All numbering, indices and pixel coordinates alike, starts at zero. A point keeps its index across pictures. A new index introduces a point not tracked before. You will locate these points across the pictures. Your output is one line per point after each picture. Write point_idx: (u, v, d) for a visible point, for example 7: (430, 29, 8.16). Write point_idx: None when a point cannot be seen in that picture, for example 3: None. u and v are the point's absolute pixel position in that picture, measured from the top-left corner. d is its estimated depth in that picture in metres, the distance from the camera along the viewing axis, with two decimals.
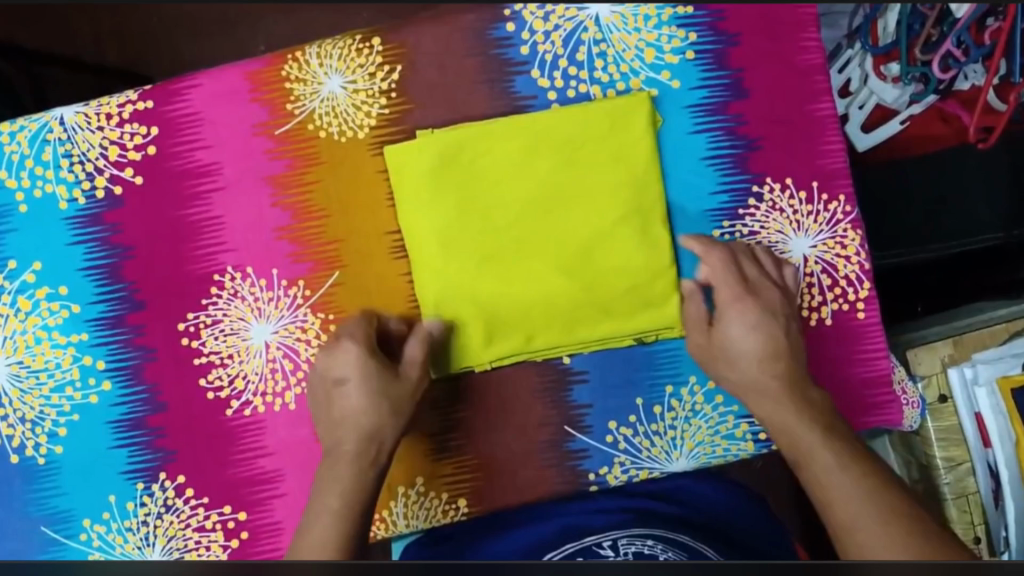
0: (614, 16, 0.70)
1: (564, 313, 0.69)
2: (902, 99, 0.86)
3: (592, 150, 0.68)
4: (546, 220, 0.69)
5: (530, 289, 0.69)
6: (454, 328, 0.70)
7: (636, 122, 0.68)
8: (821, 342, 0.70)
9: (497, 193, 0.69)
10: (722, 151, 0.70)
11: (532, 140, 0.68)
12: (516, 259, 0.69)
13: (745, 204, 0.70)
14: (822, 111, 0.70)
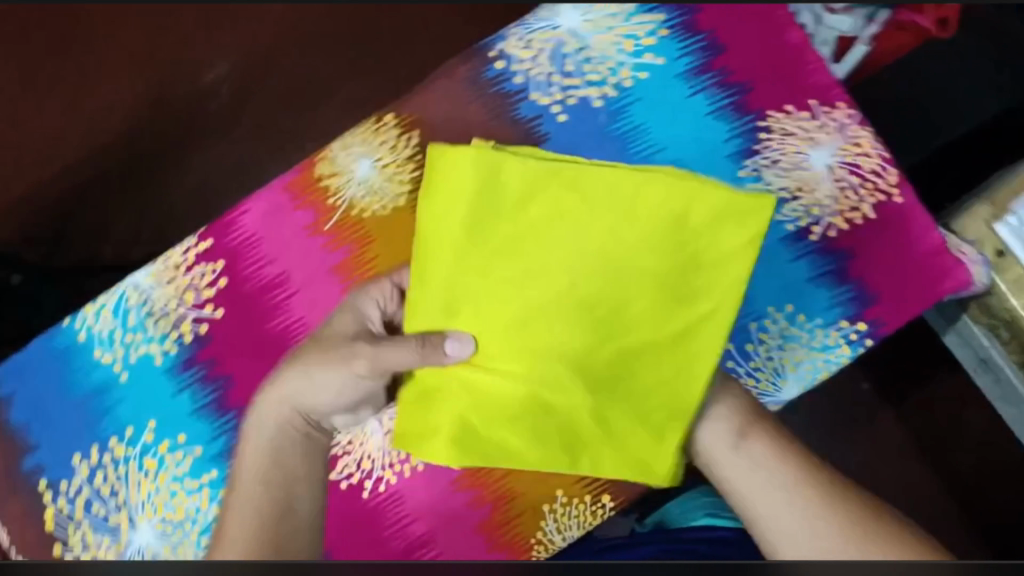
0: (585, 25, 0.77)
1: (508, 431, 0.60)
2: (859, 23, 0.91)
3: (649, 251, 0.58)
4: (579, 312, 0.58)
5: (519, 382, 0.59)
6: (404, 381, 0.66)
7: (664, 222, 0.58)
8: (875, 235, 0.74)
9: (528, 253, 0.59)
10: (720, 102, 0.76)
11: (581, 210, 0.59)
12: (519, 359, 0.59)
13: (758, 139, 0.76)
14: (795, 39, 0.76)
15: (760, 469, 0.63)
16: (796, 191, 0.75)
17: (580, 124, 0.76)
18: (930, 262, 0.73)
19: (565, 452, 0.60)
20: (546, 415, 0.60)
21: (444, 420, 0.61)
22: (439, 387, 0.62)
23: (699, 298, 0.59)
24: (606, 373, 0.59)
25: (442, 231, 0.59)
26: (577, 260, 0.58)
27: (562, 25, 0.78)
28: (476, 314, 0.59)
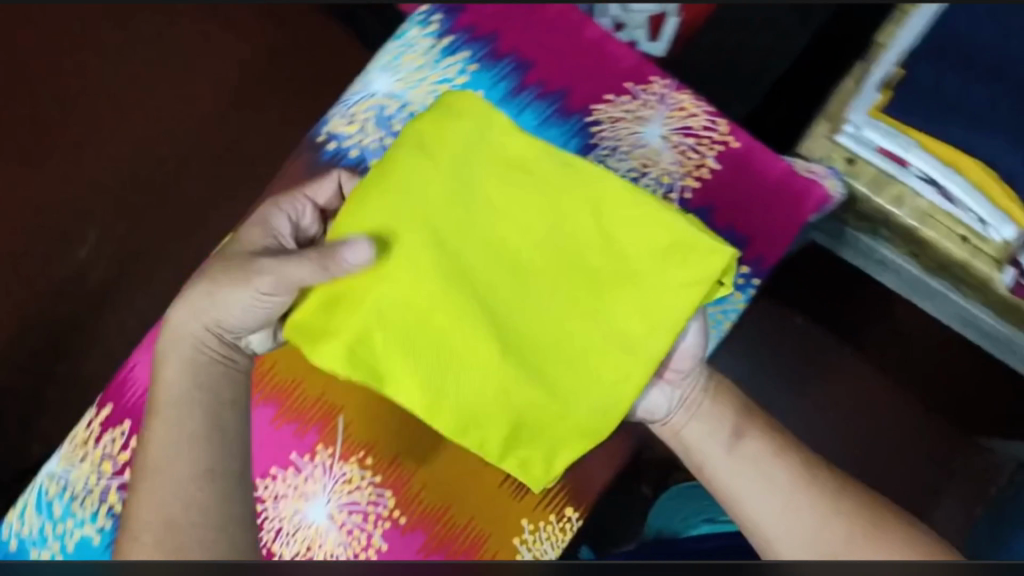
0: (399, 82, 0.79)
1: (391, 364, 0.54)
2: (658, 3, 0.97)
3: (618, 270, 0.57)
4: (531, 296, 0.56)
5: (420, 318, 0.55)
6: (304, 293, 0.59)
7: (666, 253, 0.57)
8: (725, 181, 0.77)
9: (494, 216, 0.57)
10: (547, 112, 0.79)
11: (559, 201, 0.57)
12: (456, 292, 0.55)
13: (592, 133, 0.78)
14: (593, 35, 0.81)
15: (753, 463, 0.70)
16: (643, 167, 0.76)
17: None
18: (784, 190, 0.77)
19: (382, 378, 0.55)
20: (421, 337, 0.55)
21: (343, 319, 0.55)
22: (336, 296, 0.56)
23: (637, 320, 0.57)
24: (528, 352, 0.56)
25: (450, 142, 0.58)
26: (536, 228, 0.57)
27: (379, 90, 0.80)
28: (416, 253, 0.55)
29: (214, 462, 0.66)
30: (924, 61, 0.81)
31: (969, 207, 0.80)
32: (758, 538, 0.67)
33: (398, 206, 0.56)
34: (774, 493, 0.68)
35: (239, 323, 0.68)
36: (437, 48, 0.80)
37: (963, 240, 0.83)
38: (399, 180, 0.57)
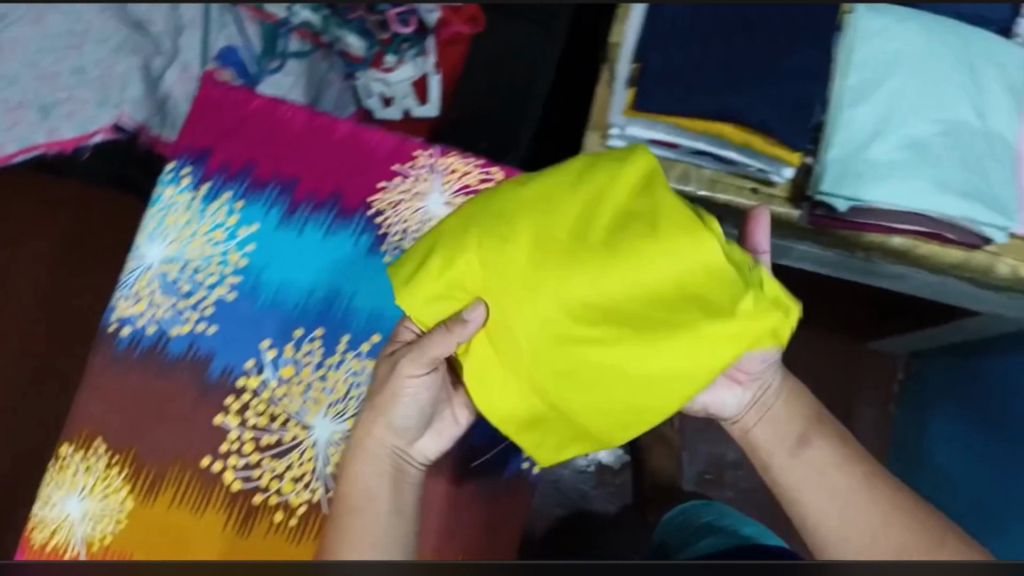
0: (172, 245, 0.76)
1: (484, 367, 0.59)
2: (415, 65, 1.11)
3: (671, 341, 0.54)
4: (581, 365, 0.55)
5: (504, 341, 0.57)
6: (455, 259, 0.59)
7: (721, 351, 0.54)
8: None
9: (593, 277, 0.54)
10: (328, 219, 0.77)
11: (661, 282, 0.54)
12: (597, 253, 0.55)
13: (378, 223, 0.78)
14: (344, 131, 0.80)
15: (806, 459, 0.68)
16: None
17: (230, 324, 0.75)
18: None
19: (482, 378, 0.59)
20: (506, 340, 0.57)
21: (463, 273, 0.59)
22: (439, 293, 0.60)
23: (689, 363, 0.54)
24: (561, 401, 0.57)
25: (629, 178, 0.59)
26: (624, 273, 0.54)
27: (153, 260, 0.76)
28: (523, 312, 0.55)
29: (378, 501, 0.65)
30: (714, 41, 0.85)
31: (748, 162, 0.85)
32: (817, 533, 0.66)
33: (553, 235, 0.57)
34: (835, 494, 0.66)
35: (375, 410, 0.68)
36: (197, 196, 0.77)
37: (754, 192, 0.87)
38: (564, 213, 0.58)
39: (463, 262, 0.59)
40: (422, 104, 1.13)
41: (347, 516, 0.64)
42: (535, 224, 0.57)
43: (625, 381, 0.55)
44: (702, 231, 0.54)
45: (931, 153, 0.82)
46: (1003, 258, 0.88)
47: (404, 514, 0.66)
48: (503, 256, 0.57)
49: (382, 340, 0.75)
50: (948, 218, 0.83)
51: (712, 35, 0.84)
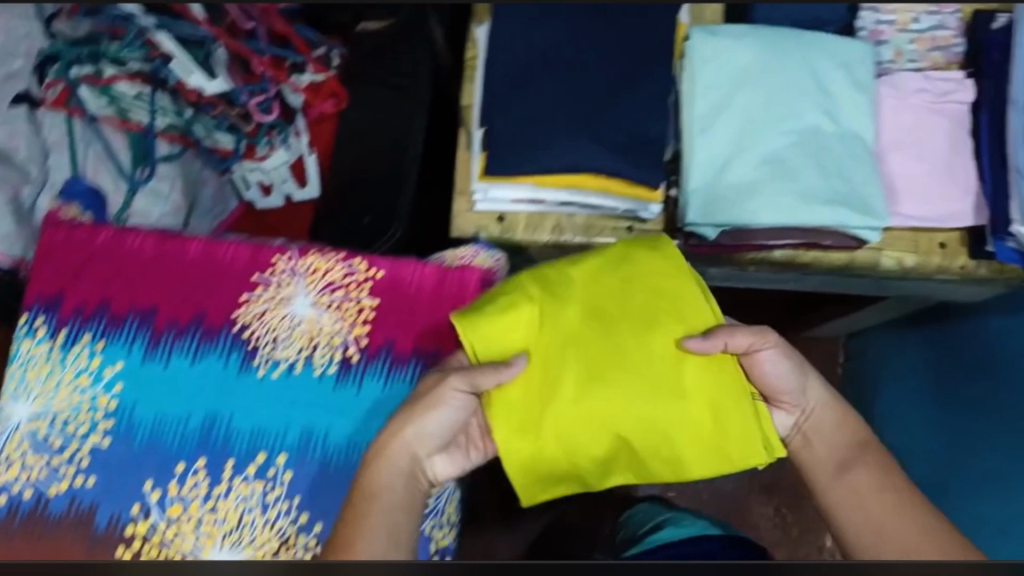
0: (36, 401, 0.74)
1: (518, 417, 0.70)
2: (288, 150, 1.12)
3: (687, 428, 0.69)
4: (623, 416, 0.69)
5: (541, 398, 0.70)
6: (515, 311, 0.72)
7: (730, 429, 0.69)
8: (388, 314, 0.79)
9: (632, 360, 0.69)
10: (194, 343, 0.76)
11: (679, 382, 0.69)
12: (649, 331, 0.70)
13: (246, 337, 0.77)
14: (196, 249, 0.79)
15: (851, 477, 0.70)
16: (309, 343, 0.77)
17: (107, 472, 0.72)
18: (442, 291, 0.80)
19: (524, 430, 0.69)
20: (552, 421, 0.69)
21: (518, 322, 0.71)
22: (501, 331, 0.71)
23: (691, 447, 0.69)
24: (601, 452, 0.70)
25: (654, 282, 0.73)
26: (660, 353, 0.69)
27: (17, 419, 0.74)
28: (568, 377, 0.69)
29: (393, 494, 0.64)
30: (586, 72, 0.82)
31: (615, 205, 0.84)
32: (855, 546, 0.67)
33: (605, 332, 0.71)
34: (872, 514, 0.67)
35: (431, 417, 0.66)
36: (54, 344, 0.75)
37: (629, 230, 0.87)
38: (608, 309, 0.72)
39: (522, 329, 0.72)
40: (301, 188, 1.15)
41: (361, 513, 0.62)
42: (593, 274, 0.74)
43: (646, 449, 0.70)
44: (701, 360, 0.69)
45: (790, 169, 0.83)
46: (884, 253, 0.89)
47: (414, 510, 0.65)
48: (555, 336, 0.71)
49: (268, 458, 0.73)
50: (820, 226, 0.83)
51: (546, 85, 0.82)
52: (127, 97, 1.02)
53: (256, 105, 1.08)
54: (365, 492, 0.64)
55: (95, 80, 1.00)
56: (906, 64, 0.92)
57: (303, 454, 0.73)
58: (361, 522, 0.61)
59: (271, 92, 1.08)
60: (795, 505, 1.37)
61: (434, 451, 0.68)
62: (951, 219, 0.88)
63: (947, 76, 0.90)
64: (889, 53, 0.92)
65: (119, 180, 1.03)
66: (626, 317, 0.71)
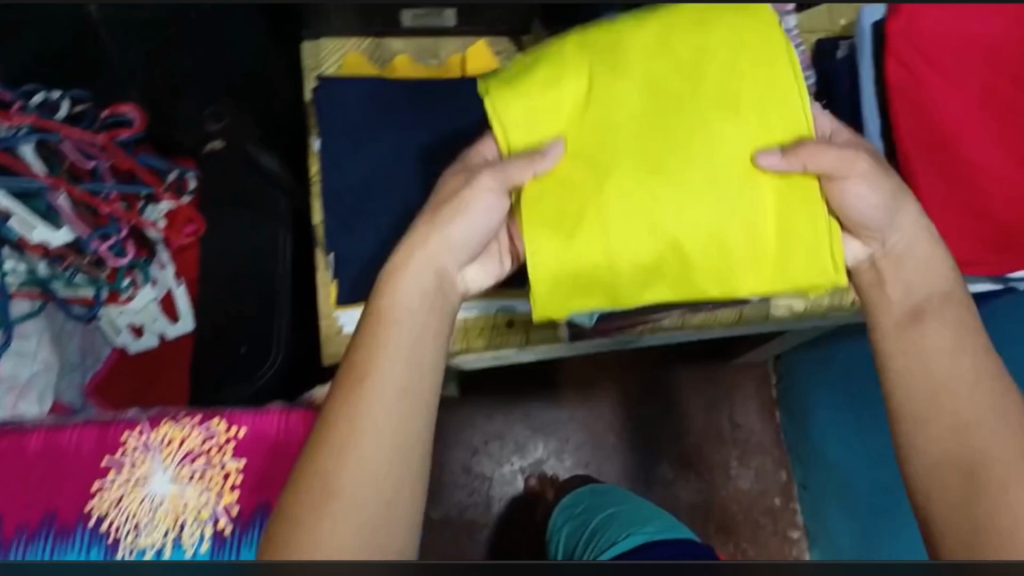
0: None
1: (556, 174, 0.64)
2: (154, 286, 1.07)
3: (728, 265, 0.62)
4: (662, 203, 0.62)
5: (587, 131, 0.64)
6: (554, 79, 0.65)
7: (788, 229, 0.62)
8: (257, 473, 0.74)
9: (687, 159, 0.62)
10: (47, 547, 0.70)
11: (745, 217, 0.62)
12: (701, 107, 0.63)
13: (104, 529, 0.71)
14: (37, 443, 0.74)
15: (929, 364, 0.62)
16: (175, 520, 0.72)
17: None
18: None
19: (559, 232, 0.62)
20: (594, 214, 0.62)
21: (565, 92, 0.65)
22: (524, 118, 0.65)
23: (750, 276, 0.63)
24: (644, 263, 0.63)
25: (722, 59, 0.64)
26: (718, 160, 0.62)
27: None
28: (617, 162, 0.63)
29: (370, 437, 0.58)
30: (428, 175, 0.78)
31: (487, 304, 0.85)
32: (925, 489, 0.59)
33: (646, 101, 0.64)
34: (965, 428, 0.59)
35: (433, 286, 0.66)
36: None
37: (510, 324, 0.88)
38: (673, 84, 0.64)
39: (567, 79, 0.65)
40: (173, 322, 1.09)
41: (320, 488, 0.57)
42: (648, 54, 0.65)
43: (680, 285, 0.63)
44: (777, 180, 0.62)
45: None
46: (774, 304, 0.87)
47: (404, 446, 0.59)
48: (616, 90, 0.64)
49: None
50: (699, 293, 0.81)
51: (386, 202, 0.77)
52: None
53: (109, 250, 1.01)
54: (324, 489, 0.56)
55: None
56: None
57: None
58: (328, 486, 0.57)
59: (123, 234, 1.01)
60: (740, 530, 1.38)
61: (469, 264, 0.70)
62: None
63: None
64: None
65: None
66: (711, 75, 0.63)
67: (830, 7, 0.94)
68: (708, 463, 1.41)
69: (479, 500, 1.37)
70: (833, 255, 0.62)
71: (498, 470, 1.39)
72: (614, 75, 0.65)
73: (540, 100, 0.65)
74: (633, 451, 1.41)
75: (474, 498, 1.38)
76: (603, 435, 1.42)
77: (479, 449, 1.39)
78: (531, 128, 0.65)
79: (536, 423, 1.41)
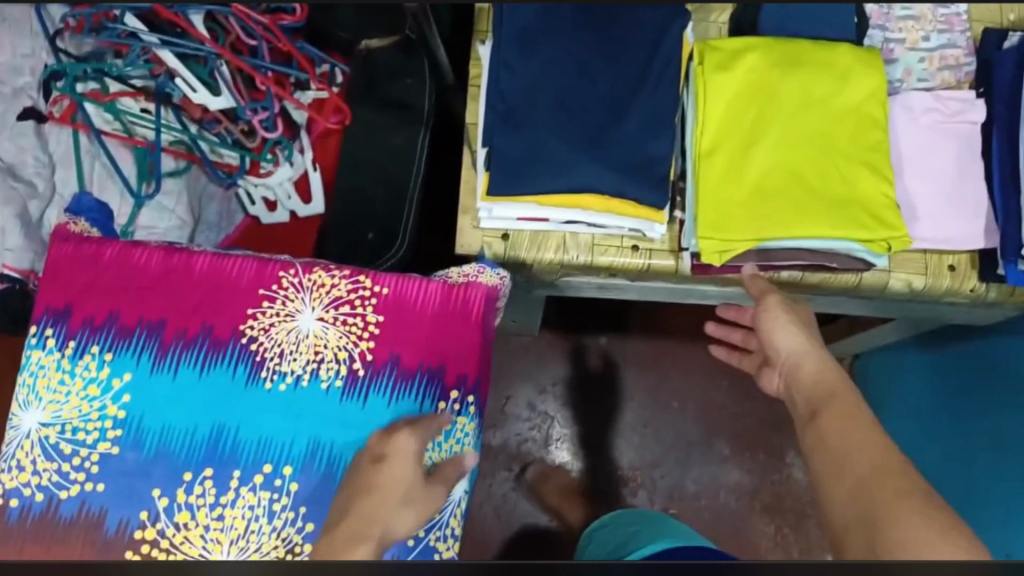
0: (42, 422, 0.75)
1: (735, 139, 0.84)
2: (292, 166, 1.14)
3: (819, 213, 0.82)
4: (801, 178, 0.83)
5: (758, 112, 0.84)
6: (745, 67, 0.85)
7: (856, 210, 0.82)
8: (399, 328, 0.80)
9: (816, 146, 0.84)
10: (200, 357, 0.77)
11: (835, 196, 0.83)
12: (833, 118, 0.85)
13: (252, 351, 0.78)
14: (203, 264, 0.81)
15: (833, 428, 0.68)
16: (316, 358, 0.78)
17: (118, 480, 0.74)
18: (448, 309, 0.81)
19: (728, 175, 0.83)
20: (755, 167, 0.83)
21: (749, 77, 0.85)
22: (723, 87, 0.85)
23: (830, 225, 0.82)
24: (773, 205, 0.82)
25: (868, 86, 0.85)
26: (845, 150, 0.84)
27: (23, 427, 0.75)
28: (773, 135, 0.84)
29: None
30: (586, 88, 0.82)
31: (619, 222, 0.84)
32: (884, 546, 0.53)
33: (800, 102, 0.85)
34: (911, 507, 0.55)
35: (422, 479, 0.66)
36: (66, 354, 0.77)
37: (634, 250, 0.88)
38: (817, 93, 0.85)
39: (757, 70, 0.85)
40: (305, 203, 1.16)
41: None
42: (815, 67, 0.85)
43: (813, 215, 0.82)
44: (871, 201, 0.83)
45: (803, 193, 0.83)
46: (894, 275, 0.89)
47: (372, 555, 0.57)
48: (782, 88, 0.85)
49: (275, 467, 0.75)
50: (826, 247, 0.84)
51: (546, 109, 0.82)
52: (130, 110, 1.07)
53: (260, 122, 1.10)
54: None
55: (101, 97, 1.05)
56: (915, 84, 0.91)
57: (313, 459, 0.75)
58: None
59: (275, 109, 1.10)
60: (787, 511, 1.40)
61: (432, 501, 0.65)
62: (963, 240, 0.87)
63: (958, 96, 0.89)
64: (899, 72, 0.91)
65: (128, 193, 1.08)
66: (831, 98, 0.85)
67: (1003, 1, 0.95)
68: (765, 446, 1.43)
69: (538, 436, 1.40)
70: (879, 245, 0.84)
71: (560, 412, 1.41)
72: (787, 77, 0.85)
73: (735, 78, 0.85)
74: (695, 421, 1.44)
75: (534, 432, 1.41)
76: (667, 400, 1.44)
77: (546, 389, 1.42)
78: (715, 110, 0.85)
79: (605, 375, 1.44)
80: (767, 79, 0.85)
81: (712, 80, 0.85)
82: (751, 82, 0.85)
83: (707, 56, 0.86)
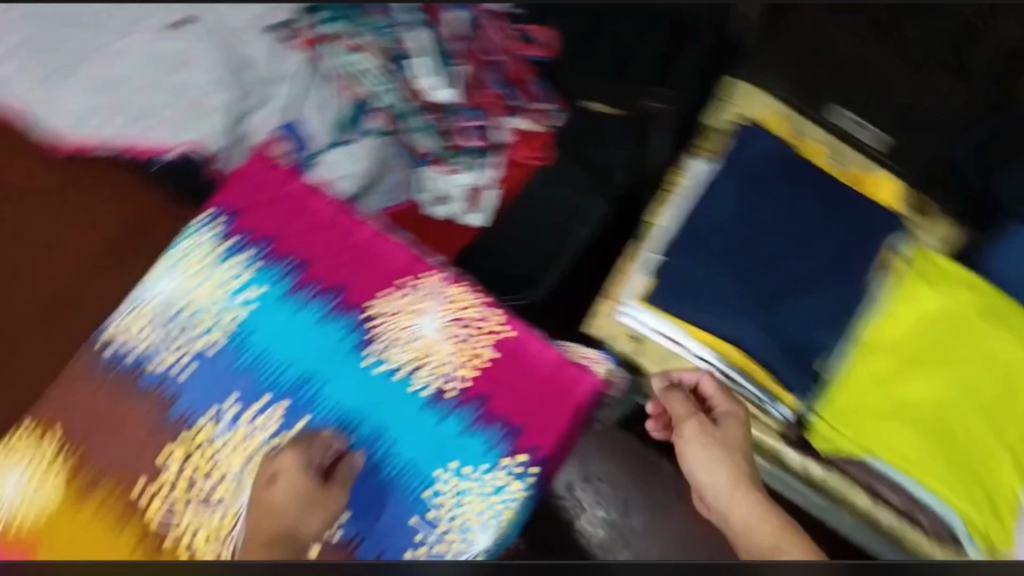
0: (174, 294, 0.86)
1: (902, 354, 0.87)
2: (473, 176, 1.03)
3: (931, 460, 0.82)
4: (939, 420, 0.84)
5: (937, 344, 0.87)
6: (947, 299, 0.88)
7: (966, 481, 0.81)
8: (505, 371, 0.83)
9: (975, 403, 0.84)
10: (324, 308, 0.84)
11: (959, 455, 0.82)
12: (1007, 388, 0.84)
13: (367, 327, 0.83)
14: (367, 234, 0.89)
15: None
16: (418, 360, 0.82)
17: (206, 373, 0.81)
18: (557, 377, 0.84)
19: (874, 379, 0.87)
20: (904, 388, 0.85)
21: (947, 310, 0.88)
22: (916, 303, 0.89)
23: (932, 476, 0.82)
24: (894, 426, 0.84)
25: None
26: (997, 422, 0.83)
27: (159, 293, 0.87)
28: (938, 372, 0.86)
29: None
30: (773, 249, 0.92)
31: (745, 383, 0.88)
32: None
33: (982, 359, 0.85)
34: None
35: None
36: (223, 249, 0.87)
37: (749, 416, 0.87)
38: (1002, 360, 0.85)
39: (956, 307, 0.88)
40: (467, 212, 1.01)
41: None
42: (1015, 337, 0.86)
43: (922, 455, 0.82)
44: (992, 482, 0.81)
45: (932, 436, 0.83)
46: None
47: None
48: (970, 338, 0.87)
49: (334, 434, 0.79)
50: (921, 498, 0.82)
51: (734, 252, 0.92)
52: (359, 65, 1.06)
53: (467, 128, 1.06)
54: None
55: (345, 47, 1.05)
56: None
57: (369, 447, 0.79)
58: None
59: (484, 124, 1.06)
60: None
61: None
62: None
63: None
64: None
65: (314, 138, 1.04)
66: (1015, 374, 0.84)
67: None
68: None
69: None
70: (973, 531, 0.79)
71: None
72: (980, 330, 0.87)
73: (931, 303, 0.89)
74: None
75: None
76: None
77: None
78: (899, 319, 0.89)
79: None
80: (960, 321, 0.88)
81: (906, 291, 0.89)
82: (945, 314, 0.88)
83: (920, 266, 0.91)
